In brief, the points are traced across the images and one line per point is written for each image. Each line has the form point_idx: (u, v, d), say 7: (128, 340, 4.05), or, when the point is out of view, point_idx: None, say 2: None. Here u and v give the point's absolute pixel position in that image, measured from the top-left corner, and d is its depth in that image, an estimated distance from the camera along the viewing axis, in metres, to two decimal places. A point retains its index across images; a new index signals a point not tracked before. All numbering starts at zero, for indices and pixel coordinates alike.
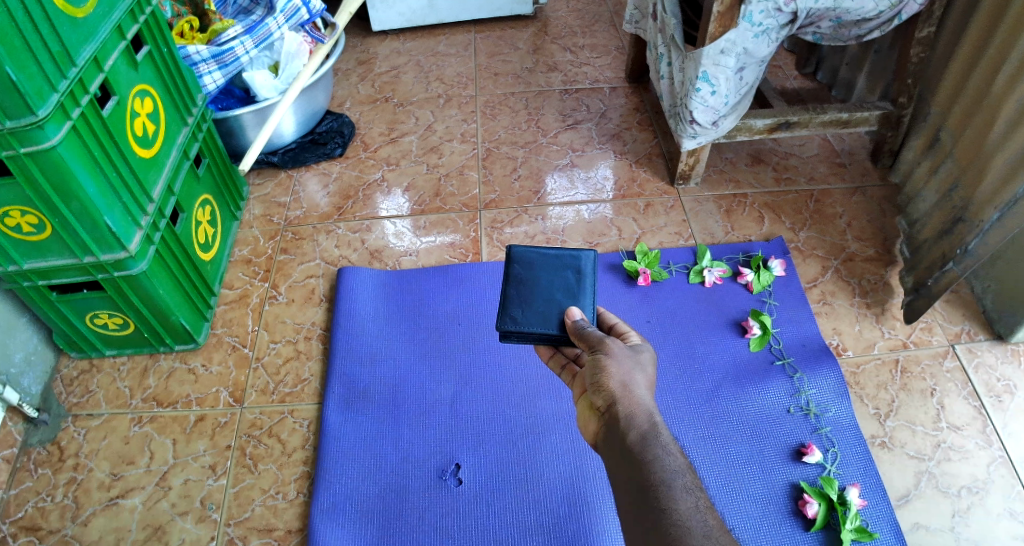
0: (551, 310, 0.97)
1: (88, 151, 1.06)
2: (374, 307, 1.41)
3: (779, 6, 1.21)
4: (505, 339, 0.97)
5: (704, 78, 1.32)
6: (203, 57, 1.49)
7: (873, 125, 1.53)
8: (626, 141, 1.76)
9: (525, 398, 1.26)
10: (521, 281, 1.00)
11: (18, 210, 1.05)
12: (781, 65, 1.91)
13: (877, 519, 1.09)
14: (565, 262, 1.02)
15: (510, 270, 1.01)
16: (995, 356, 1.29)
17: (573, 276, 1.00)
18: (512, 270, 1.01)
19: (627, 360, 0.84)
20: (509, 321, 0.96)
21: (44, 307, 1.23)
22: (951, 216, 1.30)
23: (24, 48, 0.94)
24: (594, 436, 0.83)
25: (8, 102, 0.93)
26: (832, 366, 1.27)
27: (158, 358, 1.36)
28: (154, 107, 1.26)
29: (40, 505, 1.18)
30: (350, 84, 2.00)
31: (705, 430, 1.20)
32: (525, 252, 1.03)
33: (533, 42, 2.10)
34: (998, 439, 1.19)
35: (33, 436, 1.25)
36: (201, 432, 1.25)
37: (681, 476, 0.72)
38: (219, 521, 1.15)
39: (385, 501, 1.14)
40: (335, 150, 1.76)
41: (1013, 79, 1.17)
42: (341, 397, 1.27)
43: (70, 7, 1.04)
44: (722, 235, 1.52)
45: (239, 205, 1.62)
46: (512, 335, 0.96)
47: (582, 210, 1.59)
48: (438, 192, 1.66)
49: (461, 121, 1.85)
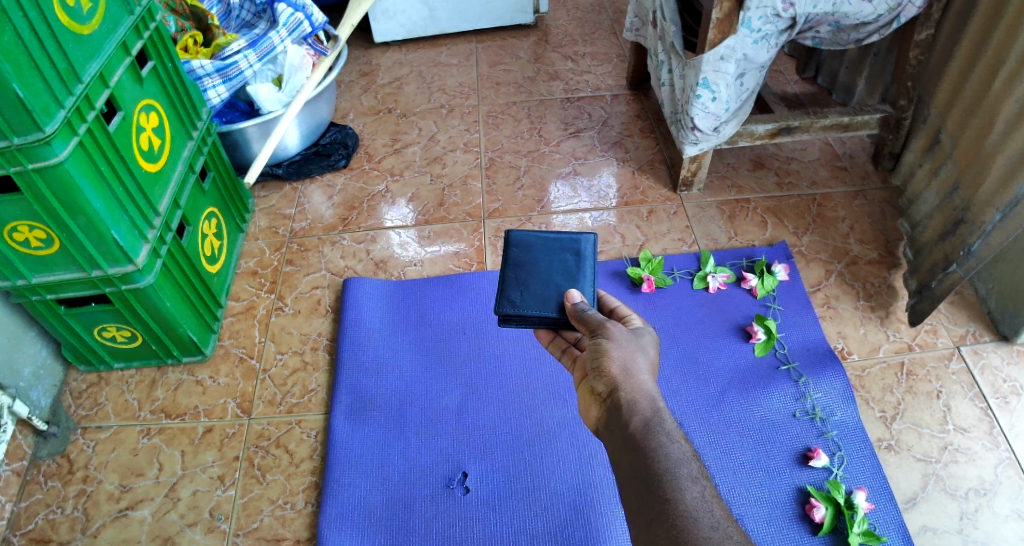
0: (550, 293, 0.98)
1: (95, 166, 1.07)
2: (380, 317, 1.41)
3: (778, 12, 1.21)
4: (505, 323, 0.98)
5: (704, 84, 1.33)
6: (207, 72, 1.51)
7: (874, 127, 1.54)
8: (628, 148, 1.77)
9: (531, 406, 1.27)
10: (519, 264, 1.01)
11: (26, 226, 1.06)
12: (782, 70, 1.92)
13: (885, 524, 1.09)
14: (564, 245, 1.04)
15: (509, 253, 1.03)
16: (1001, 358, 1.29)
17: (572, 259, 1.02)
18: (511, 253, 1.03)
19: (628, 343, 0.86)
20: (507, 305, 0.97)
21: (52, 320, 1.24)
22: (953, 219, 1.30)
23: (30, 65, 0.95)
24: (595, 422, 0.84)
25: (14, 119, 0.94)
26: (837, 370, 1.27)
27: (166, 371, 1.37)
28: (159, 122, 1.28)
29: (51, 517, 1.18)
30: (353, 95, 2.01)
31: (713, 435, 1.21)
32: (524, 235, 1.05)
33: (534, 51, 2.11)
34: (1005, 440, 1.19)
35: (43, 449, 1.26)
36: (209, 444, 1.26)
37: (686, 465, 0.72)
38: (228, 532, 1.16)
39: (392, 511, 1.15)
40: (339, 161, 1.77)
41: (1011, 79, 1.17)
42: (348, 407, 1.28)
43: (76, 24, 1.05)
44: (726, 241, 1.53)
45: (244, 217, 1.63)
46: (511, 318, 0.97)
47: (585, 217, 1.60)
48: (442, 202, 1.67)
49: (464, 131, 1.86)
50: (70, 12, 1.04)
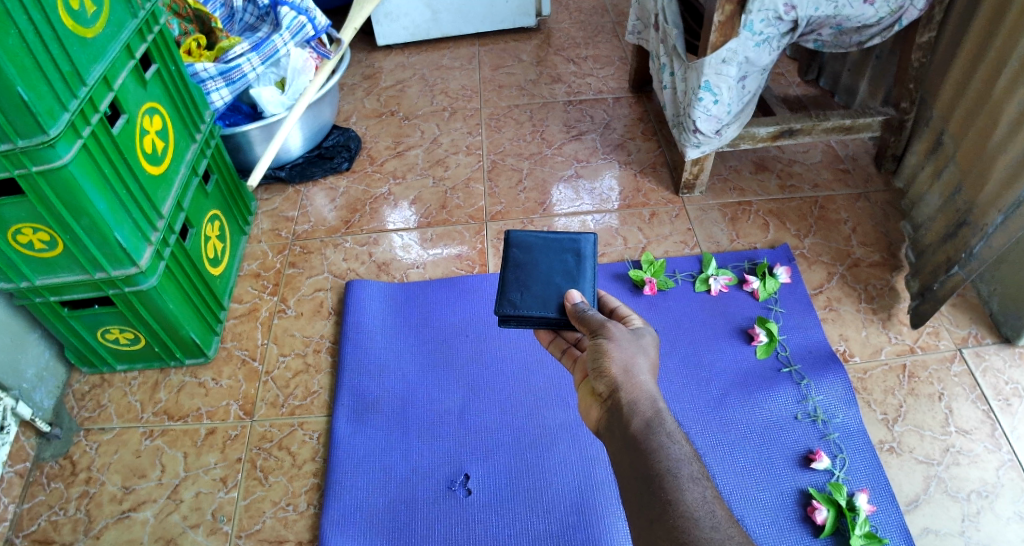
0: (550, 294, 0.98)
1: (99, 168, 1.08)
2: (382, 319, 1.42)
3: (779, 15, 1.22)
4: (505, 323, 0.98)
5: (706, 87, 1.33)
6: (211, 75, 1.52)
7: (876, 130, 1.54)
8: (630, 151, 1.77)
9: (533, 408, 1.27)
10: (520, 264, 1.02)
11: (30, 228, 1.07)
12: (784, 72, 1.92)
13: (887, 526, 1.09)
14: (564, 245, 1.04)
15: (509, 253, 1.03)
16: (1003, 360, 1.29)
17: (572, 259, 1.02)
18: (511, 254, 1.03)
19: (629, 343, 0.86)
20: (508, 305, 0.97)
21: (55, 322, 1.25)
22: (955, 221, 1.30)
23: (35, 67, 0.96)
24: (597, 422, 0.84)
25: (19, 121, 0.95)
26: (838, 372, 1.27)
27: (169, 373, 1.37)
28: (163, 125, 1.28)
29: (54, 518, 1.19)
30: (356, 98, 2.02)
31: (715, 437, 1.21)
32: (523, 236, 1.05)
33: (537, 54, 2.11)
34: (1007, 442, 1.19)
35: (45, 450, 1.26)
36: (212, 445, 1.26)
37: (687, 465, 0.72)
38: (230, 533, 1.16)
39: (394, 513, 1.15)
40: (342, 164, 1.77)
41: (1013, 81, 1.17)
42: (350, 409, 1.28)
43: (81, 28, 1.05)
44: (728, 244, 1.53)
45: (247, 220, 1.64)
46: (512, 318, 0.97)
47: (588, 220, 1.60)
48: (444, 204, 1.67)
49: (466, 134, 1.86)
50: (74, 15, 1.04)
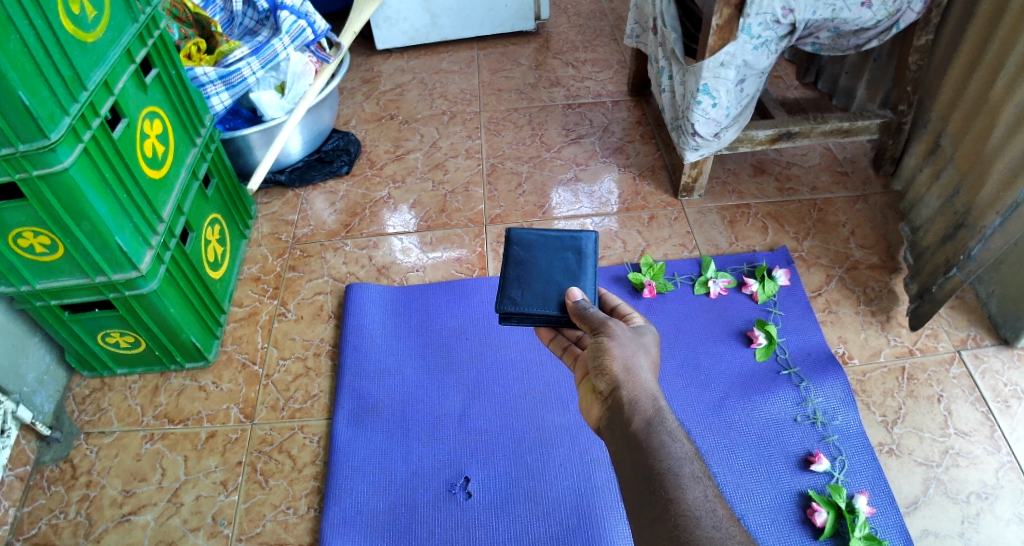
0: (550, 291, 0.98)
1: (100, 172, 1.08)
2: (382, 322, 1.42)
3: (778, 18, 1.22)
4: (506, 321, 0.99)
5: (704, 91, 1.33)
6: (211, 79, 1.52)
7: (874, 132, 1.55)
8: (629, 154, 1.77)
9: (533, 410, 1.27)
10: (521, 262, 1.02)
11: (31, 232, 1.07)
12: (782, 75, 1.93)
13: (887, 528, 1.09)
14: (565, 243, 1.04)
15: (510, 251, 1.03)
16: (1002, 362, 1.29)
17: (573, 257, 1.02)
18: (512, 251, 1.03)
19: (629, 342, 0.87)
20: (508, 303, 0.97)
21: (56, 326, 1.25)
22: (953, 223, 1.31)
23: (36, 72, 0.96)
24: (597, 422, 0.84)
25: (20, 125, 0.95)
26: (837, 374, 1.27)
27: (170, 376, 1.38)
28: (163, 129, 1.29)
29: (54, 522, 1.19)
30: (355, 102, 2.03)
31: (715, 440, 1.21)
32: (524, 234, 1.05)
33: (535, 58, 2.12)
34: (1006, 443, 1.19)
35: (45, 454, 1.26)
36: (212, 449, 1.27)
37: (687, 464, 0.72)
38: (231, 537, 1.16)
39: (395, 516, 1.15)
40: (342, 168, 1.78)
41: (1012, 82, 1.17)
42: (351, 412, 1.28)
43: (81, 33, 1.06)
44: (727, 246, 1.54)
45: (247, 223, 1.64)
46: (512, 316, 0.98)
47: (587, 222, 1.61)
48: (444, 208, 1.68)
49: (466, 137, 1.87)
50: (75, 20, 1.05)
